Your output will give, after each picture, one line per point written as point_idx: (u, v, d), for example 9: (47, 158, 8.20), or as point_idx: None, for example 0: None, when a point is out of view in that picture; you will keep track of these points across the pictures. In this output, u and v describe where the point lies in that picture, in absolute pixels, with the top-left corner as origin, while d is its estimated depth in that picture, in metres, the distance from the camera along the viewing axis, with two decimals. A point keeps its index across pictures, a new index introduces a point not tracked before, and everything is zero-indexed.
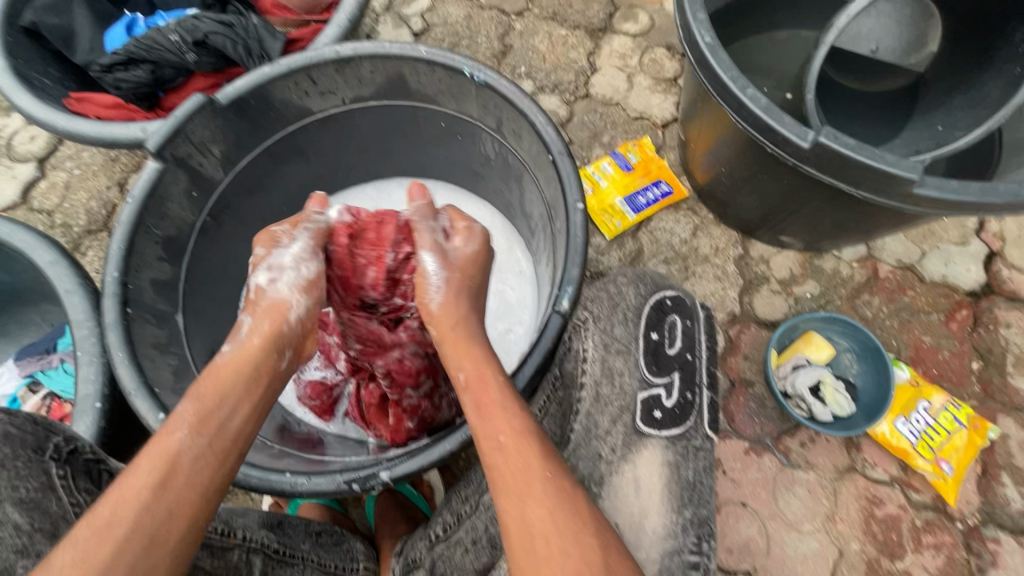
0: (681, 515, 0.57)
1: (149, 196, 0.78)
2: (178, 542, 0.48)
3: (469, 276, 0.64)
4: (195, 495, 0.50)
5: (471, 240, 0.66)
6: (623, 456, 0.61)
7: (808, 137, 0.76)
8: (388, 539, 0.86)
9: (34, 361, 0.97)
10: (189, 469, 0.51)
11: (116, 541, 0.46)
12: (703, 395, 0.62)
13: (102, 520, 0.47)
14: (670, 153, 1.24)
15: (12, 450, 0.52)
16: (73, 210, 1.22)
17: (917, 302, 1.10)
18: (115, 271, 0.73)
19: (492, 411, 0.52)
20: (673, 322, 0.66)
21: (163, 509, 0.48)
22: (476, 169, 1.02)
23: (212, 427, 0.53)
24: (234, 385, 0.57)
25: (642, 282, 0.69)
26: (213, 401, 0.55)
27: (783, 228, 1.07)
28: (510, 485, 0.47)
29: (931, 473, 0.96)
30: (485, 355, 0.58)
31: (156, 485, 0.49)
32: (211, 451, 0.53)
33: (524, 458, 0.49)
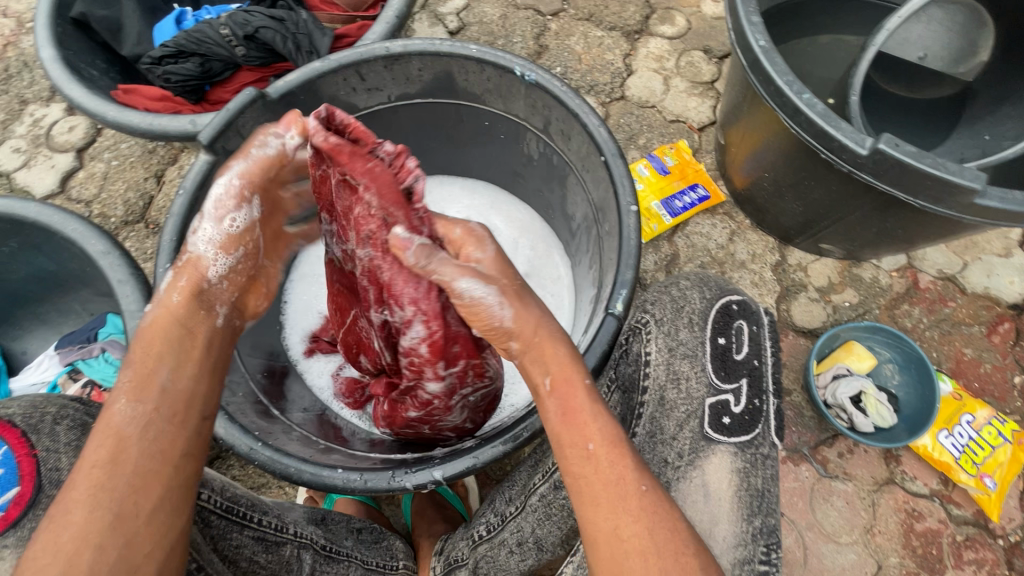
0: (750, 524, 0.58)
1: (201, 187, 0.78)
2: (151, 513, 0.47)
3: (507, 274, 0.58)
4: (160, 463, 0.49)
5: (486, 244, 0.60)
6: (690, 462, 0.62)
7: (866, 144, 0.75)
8: (426, 538, 0.86)
9: (75, 350, 0.97)
10: (139, 439, 0.49)
11: (79, 521, 0.45)
12: (769, 404, 0.63)
13: (58, 510, 0.45)
14: (706, 157, 1.23)
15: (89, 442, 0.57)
16: (111, 201, 1.23)
17: (958, 313, 1.09)
18: (166, 262, 0.73)
19: (581, 418, 0.50)
20: (740, 328, 0.66)
21: (125, 480, 0.47)
22: (516, 169, 1.02)
23: (155, 391, 0.52)
24: (170, 345, 0.55)
25: (707, 286, 0.71)
26: (152, 364, 0.53)
27: (823, 236, 1.06)
28: (603, 495, 0.47)
29: (974, 488, 0.94)
30: (569, 352, 0.54)
31: (108, 461, 0.48)
32: (160, 416, 0.51)
33: (617, 469, 0.47)
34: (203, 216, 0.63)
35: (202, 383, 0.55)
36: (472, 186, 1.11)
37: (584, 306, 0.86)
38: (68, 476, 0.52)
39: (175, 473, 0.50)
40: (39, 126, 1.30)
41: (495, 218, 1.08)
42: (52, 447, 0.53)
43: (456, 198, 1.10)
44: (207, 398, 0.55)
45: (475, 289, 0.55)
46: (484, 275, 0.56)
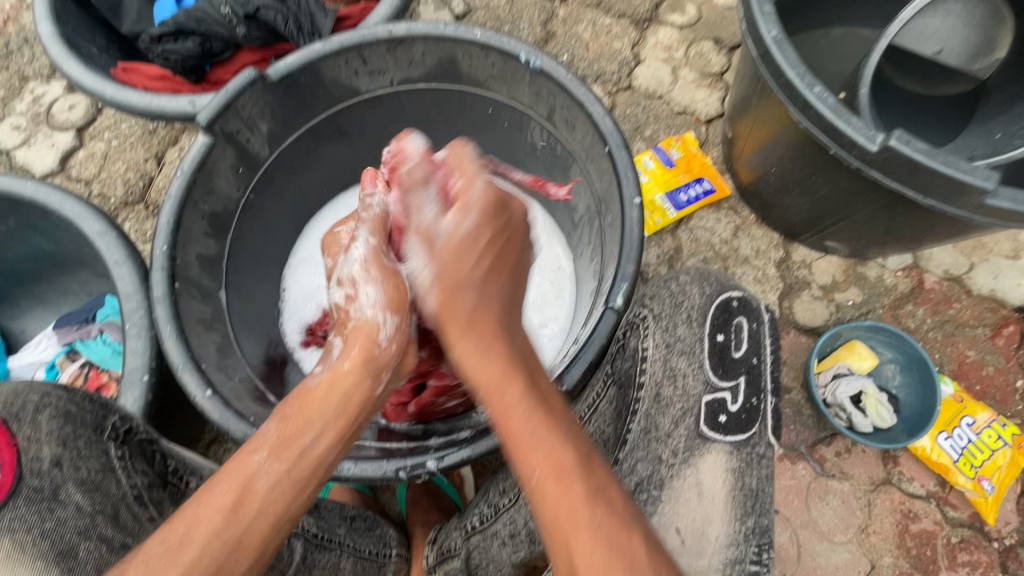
0: (743, 523, 0.60)
1: (198, 170, 0.77)
2: (245, 573, 0.48)
3: (466, 262, 0.58)
4: (266, 526, 0.49)
5: (470, 216, 0.59)
6: (684, 459, 0.63)
7: (877, 140, 0.73)
8: (420, 526, 0.87)
9: (73, 331, 0.97)
10: (262, 497, 0.49)
11: (184, 564, 0.46)
12: (767, 402, 0.64)
13: (177, 536, 0.48)
14: (713, 150, 1.21)
15: (74, 429, 0.55)
16: (111, 181, 1.22)
17: (963, 315, 1.08)
18: (163, 244, 0.73)
19: (525, 446, 0.49)
20: (739, 324, 0.67)
21: (233, 538, 0.48)
22: (519, 158, 1.00)
23: (294, 453, 0.51)
24: (326, 411, 0.53)
25: (706, 281, 0.71)
26: (298, 425, 0.52)
27: (829, 233, 1.05)
28: (553, 527, 0.46)
29: (970, 491, 0.93)
30: (504, 365, 0.53)
31: (229, 510, 0.49)
32: (288, 478, 0.50)
33: (565, 502, 0.46)
34: (359, 282, 0.62)
35: (338, 452, 0.53)
36: None
37: (584, 299, 0.86)
38: (46, 468, 0.52)
39: (276, 536, 0.50)
40: (39, 103, 1.29)
41: None
42: (33, 437, 0.52)
43: None
44: (334, 468, 0.53)
45: (417, 268, 0.60)
46: (433, 246, 0.60)
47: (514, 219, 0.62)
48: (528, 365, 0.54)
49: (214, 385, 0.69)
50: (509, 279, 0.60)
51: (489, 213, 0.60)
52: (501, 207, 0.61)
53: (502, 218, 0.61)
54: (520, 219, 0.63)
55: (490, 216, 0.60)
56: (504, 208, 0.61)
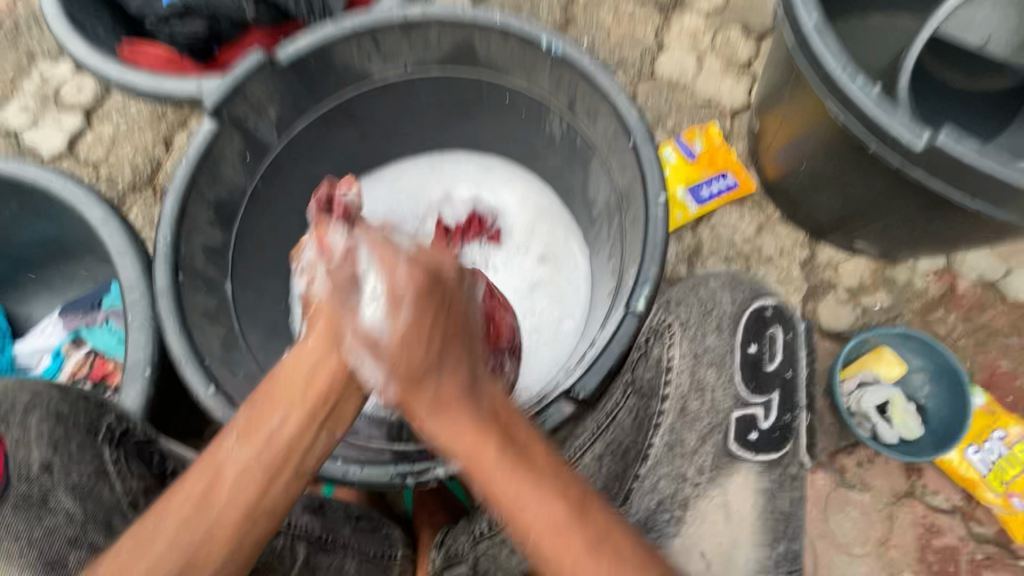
0: (771, 546, 0.64)
1: (202, 157, 0.75)
2: (219, 567, 0.46)
3: (419, 349, 0.50)
4: (236, 518, 0.47)
5: (404, 305, 0.51)
6: (710, 479, 0.67)
7: (923, 137, 0.69)
8: (426, 525, 0.85)
9: (79, 317, 0.95)
10: (231, 485, 0.47)
11: (152, 558, 0.45)
12: (800, 419, 0.69)
13: (146, 530, 0.46)
14: (738, 143, 1.16)
15: (67, 429, 0.53)
16: (118, 164, 1.19)
17: (996, 322, 1.03)
18: (167, 234, 0.70)
19: (514, 513, 0.44)
20: (774, 334, 0.72)
21: (199, 530, 0.46)
22: (536, 149, 0.96)
23: (262, 437, 0.49)
24: (294, 394, 0.51)
25: (740, 288, 0.75)
26: (266, 410, 0.51)
27: (858, 233, 1.00)
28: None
29: (998, 507, 0.90)
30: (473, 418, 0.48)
31: (196, 500, 0.47)
32: (257, 465, 0.48)
33: (557, 543, 0.42)
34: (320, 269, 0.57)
35: (309, 436, 0.51)
36: (488, 164, 1.04)
37: (600, 298, 0.83)
38: (36, 473, 0.49)
39: (248, 528, 0.47)
40: (48, 84, 1.26)
41: (511, 201, 1.02)
42: (22, 439, 0.50)
43: (469, 177, 1.04)
44: (307, 450, 0.51)
45: (371, 374, 0.51)
46: (380, 351, 0.51)
47: (449, 284, 0.54)
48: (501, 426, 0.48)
49: (218, 381, 0.67)
50: (461, 356, 0.51)
51: (422, 292, 0.52)
52: (434, 276, 0.53)
53: (448, 258, 0.58)
54: (455, 278, 0.55)
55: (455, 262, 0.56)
56: (438, 280, 0.53)
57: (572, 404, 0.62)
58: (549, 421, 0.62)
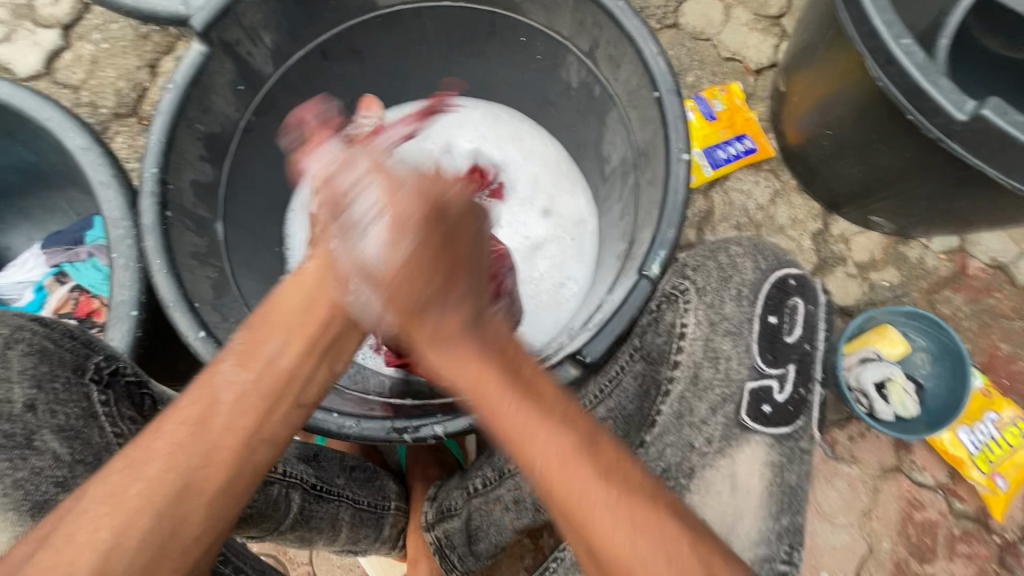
0: (779, 521, 0.66)
1: (192, 85, 0.69)
2: (216, 496, 0.42)
3: (419, 283, 0.52)
4: (237, 443, 0.44)
5: (406, 237, 0.53)
6: (718, 451, 0.68)
7: (966, 108, 0.65)
8: (420, 482, 0.85)
9: (61, 252, 0.91)
10: (231, 408, 0.45)
11: (148, 479, 0.40)
12: (814, 393, 0.70)
13: (135, 453, 0.41)
14: (760, 104, 1.10)
15: (51, 368, 0.53)
16: (101, 89, 1.11)
17: (1002, 306, 1.02)
18: (152, 167, 0.65)
19: (521, 438, 0.42)
20: (795, 305, 0.72)
21: (199, 453, 0.42)
22: (548, 98, 0.90)
23: (260, 362, 0.47)
24: (291, 321, 0.51)
25: (762, 255, 0.75)
26: (262, 334, 0.49)
27: (876, 206, 0.96)
28: (570, 515, 0.40)
29: (982, 486, 0.92)
30: (483, 352, 0.47)
31: (195, 422, 0.43)
32: (257, 390, 0.46)
33: (576, 484, 0.40)
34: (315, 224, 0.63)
35: (311, 364, 0.50)
36: (496, 113, 0.98)
37: (607, 260, 0.80)
38: (19, 412, 0.51)
39: (253, 451, 0.45)
40: None
41: (517, 152, 0.97)
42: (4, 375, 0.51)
43: (476, 126, 0.98)
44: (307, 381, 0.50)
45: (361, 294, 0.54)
46: (376, 280, 0.53)
47: (452, 216, 0.55)
48: (509, 365, 0.46)
49: (209, 326, 0.64)
50: (468, 284, 0.52)
51: (424, 225, 0.54)
52: (435, 209, 0.55)
53: (438, 221, 0.54)
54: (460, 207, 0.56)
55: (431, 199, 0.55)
56: (440, 214, 0.54)
57: (577, 366, 0.60)
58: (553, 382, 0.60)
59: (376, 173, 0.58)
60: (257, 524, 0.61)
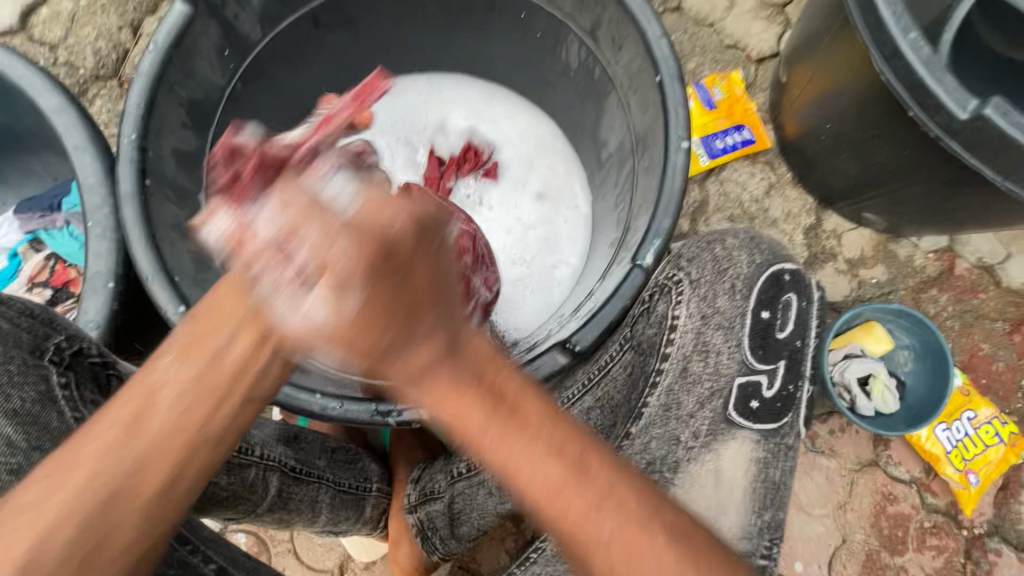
0: (761, 516, 0.67)
1: (175, 48, 0.65)
2: (150, 505, 0.36)
3: (372, 326, 0.37)
4: (181, 449, 0.37)
5: (351, 289, 0.36)
6: (705, 444, 0.69)
7: (968, 107, 0.64)
8: (402, 462, 0.84)
9: (36, 218, 0.88)
10: (167, 409, 0.37)
11: (66, 488, 0.35)
12: (801, 390, 0.72)
13: (61, 456, 0.36)
14: (760, 94, 1.08)
15: (6, 350, 0.51)
16: (80, 48, 1.06)
17: (986, 307, 1.03)
18: (132, 133, 0.63)
19: (514, 478, 0.35)
20: (788, 300, 0.72)
21: (128, 463, 0.36)
22: (547, 78, 0.87)
23: (203, 357, 0.38)
24: (232, 313, 0.38)
25: (756, 247, 0.74)
26: (214, 323, 0.38)
27: (869, 202, 0.96)
28: (572, 544, 0.35)
29: (955, 482, 0.94)
30: (467, 400, 0.36)
31: (126, 425, 0.37)
32: (199, 388, 0.37)
33: (573, 522, 0.35)
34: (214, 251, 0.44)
35: (261, 359, 0.38)
36: (492, 93, 0.95)
37: (600, 248, 0.79)
38: None
39: (198, 457, 0.38)
40: None
41: (512, 134, 0.95)
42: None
43: (471, 106, 0.95)
44: (263, 377, 0.39)
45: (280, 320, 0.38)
46: (312, 330, 0.37)
47: (425, 248, 0.38)
48: (498, 396, 0.36)
49: (190, 301, 0.62)
50: (438, 317, 0.38)
51: (376, 264, 0.36)
52: (387, 245, 0.37)
53: (421, 244, 0.38)
54: (433, 217, 0.40)
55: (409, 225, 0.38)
56: (389, 246, 0.36)
57: (567, 355, 0.59)
58: (542, 369, 0.59)
59: (296, 189, 0.38)
60: (233, 507, 0.61)
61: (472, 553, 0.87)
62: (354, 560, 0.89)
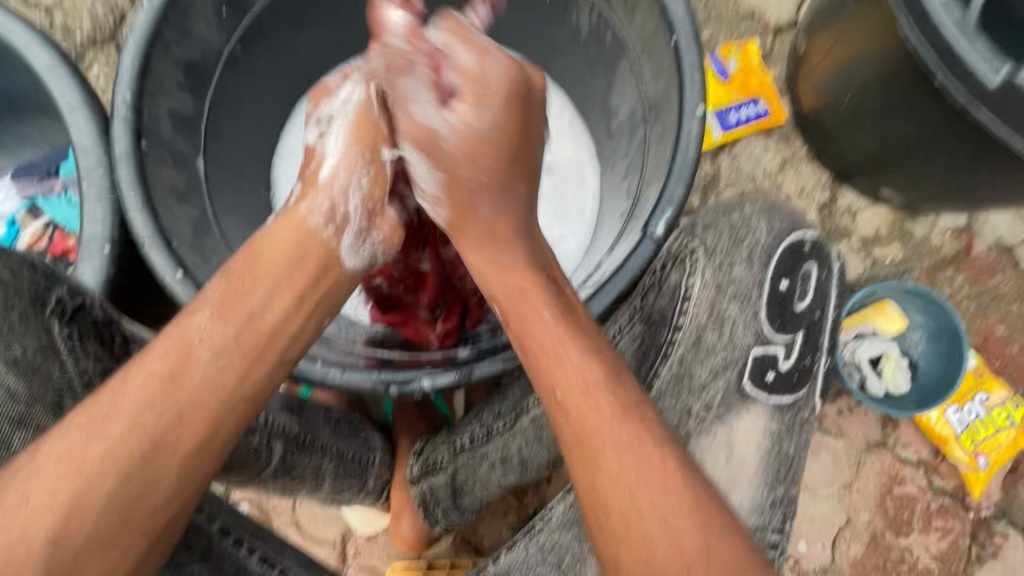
0: (773, 491, 0.68)
1: (170, 3, 0.63)
2: (189, 454, 0.43)
3: (490, 152, 0.57)
4: (213, 402, 0.45)
5: (488, 101, 0.57)
6: (717, 417, 0.68)
7: (1001, 72, 0.61)
8: (406, 436, 0.83)
9: (33, 184, 0.86)
10: (207, 365, 0.45)
11: (111, 440, 0.41)
12: (819, 363, 0.71)
13: (102, 409, 0.42)
14: (777, 66, 1.04)
15: (6, 298, 0.49)
16: (76, 11, 1.03)
17: (1003, 288, 1.00)
18: (127, 92, 0.61)
19: (550, 356, 0.49)
20: (808, 271, 0.70)
21: (168, 418, 0.43)
22: (556, 44, 0.84)
23: (242, 315, 0.49)
24: (276, 270, 0.51)
25: (778, 219, 0.71)
26: (248, 285, 0.50)
27: (887, 178, 0.93)
28: (581, 446, 0.45)
29: (964, 464, 0.93)
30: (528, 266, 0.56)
31: (164, 381, 0.44)
32: (236, 346, 0.47)
33: (593, 414, 0.46)
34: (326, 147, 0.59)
35: (296, 318, 0.51)
36: None
37: (608, 220, 0.77)
38: None
39: (223, 414, 0.45)
40: None
41: None
42: None
43: None
44: (293, 336, 0.51)
45: (420, 168, 0.59)
46: (445, 151, 0.57)
47: (534, 99, 0.59)
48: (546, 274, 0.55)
49: (187, 266, 0.61)
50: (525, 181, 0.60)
51: (508, 101, 0.57)
52: (524, 94, 0.58)
53: (521, 103, 0.58)
54: (541, 99, 0.61)
55: (517, 77, 0.58)
56: (527, 95, 0.59)
57: None
58: None
59: (457, 27, 0.59)
60: (237, 470, 0.60)
61: (474, 526, 0.87)
62: (356, 532, 0.89)
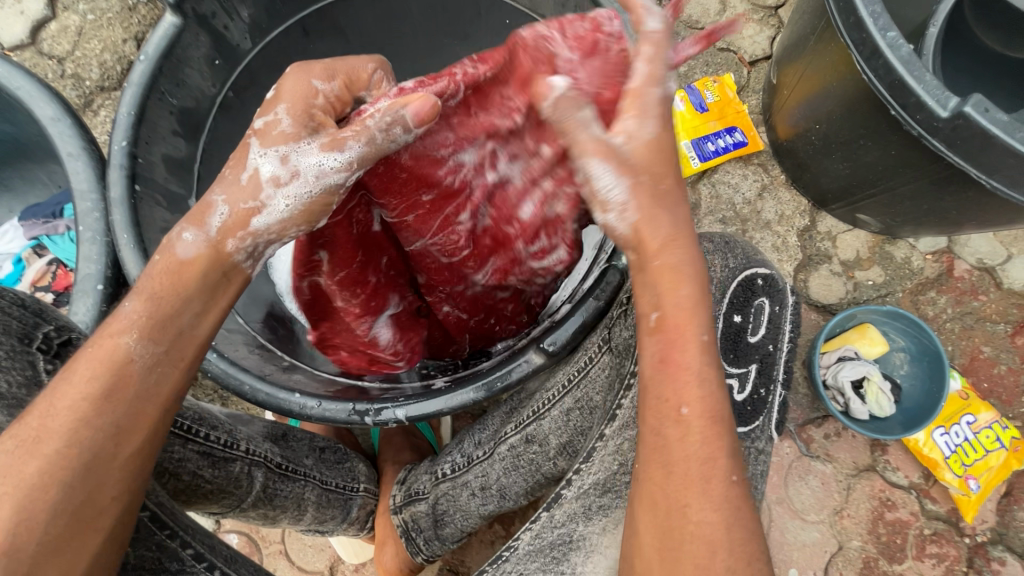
0: None
1: (165, 57, 0.67)
2: (129, 458, 0.44)
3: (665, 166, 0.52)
4: (153, 409, 0.46)
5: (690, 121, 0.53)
6: None
7: (949, 104, 0.64)
8: (391, 464, 0.86)
9: (39, 226, 0.90)
10: (141, 381, 0.45)
11: (45, 457, 0.42)
12: (773, 394, 0.72)
13: (31, 432, 0.42)
14: (752, 97, 1.08)
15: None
16: (86, 61, 1.10)
17: (986, 309, 1.01)
18: (122, 140, 0.64)
19: (682, 374, 0.47)
20: (760, 305, 0.72)
21: (105, 432, 0.43)
22: None
23: (171, 331, 0.47)
24: (199, 286, 0.49)
25: (731, 253, 0.72)
26: (174, 301, 0.47)
27: (863, 205, 0.95)
28: (681, 480, 0.45)
29: (955, 488, 0.91)
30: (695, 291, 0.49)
31: (98, 397, 0.44)
32: (168, 361, 0.47)
33: (708, 445, 0.45)
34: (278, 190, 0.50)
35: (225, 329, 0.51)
36: None
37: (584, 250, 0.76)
38: None
39: (160, 424, 0.46)
40: None
41: None
42: None
43: None
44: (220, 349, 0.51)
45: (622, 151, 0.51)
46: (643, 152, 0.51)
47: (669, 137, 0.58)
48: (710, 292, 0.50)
49: None
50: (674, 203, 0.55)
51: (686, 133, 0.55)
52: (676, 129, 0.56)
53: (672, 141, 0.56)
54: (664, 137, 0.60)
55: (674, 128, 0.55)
56: None
57: (541, 356, 0.59)
58: (516, 371, 0.59)
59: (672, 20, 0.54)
60: (219, 497, 0.62)
61: (461, 556, 0.88)
62: (345, 562, 0.90)
